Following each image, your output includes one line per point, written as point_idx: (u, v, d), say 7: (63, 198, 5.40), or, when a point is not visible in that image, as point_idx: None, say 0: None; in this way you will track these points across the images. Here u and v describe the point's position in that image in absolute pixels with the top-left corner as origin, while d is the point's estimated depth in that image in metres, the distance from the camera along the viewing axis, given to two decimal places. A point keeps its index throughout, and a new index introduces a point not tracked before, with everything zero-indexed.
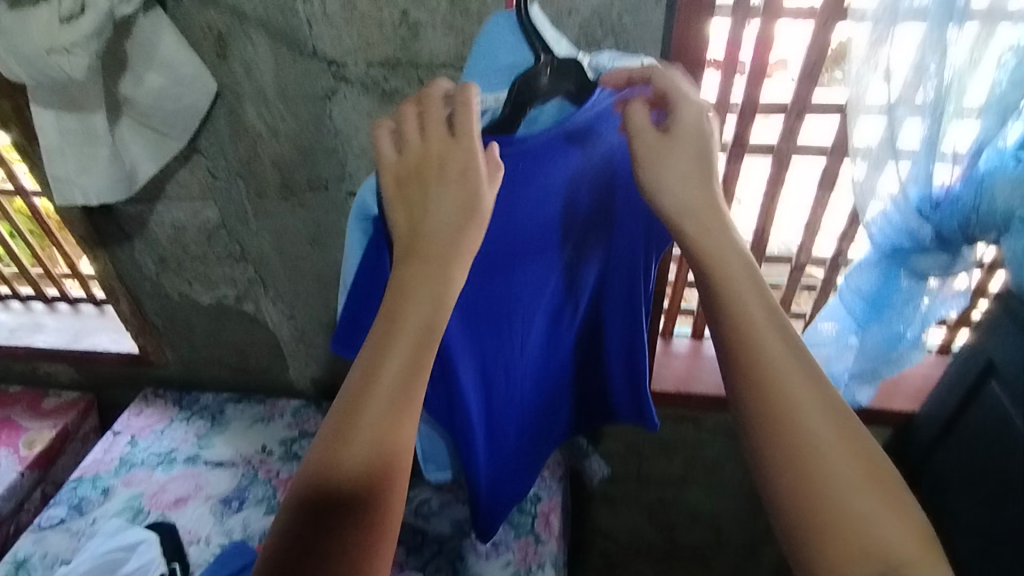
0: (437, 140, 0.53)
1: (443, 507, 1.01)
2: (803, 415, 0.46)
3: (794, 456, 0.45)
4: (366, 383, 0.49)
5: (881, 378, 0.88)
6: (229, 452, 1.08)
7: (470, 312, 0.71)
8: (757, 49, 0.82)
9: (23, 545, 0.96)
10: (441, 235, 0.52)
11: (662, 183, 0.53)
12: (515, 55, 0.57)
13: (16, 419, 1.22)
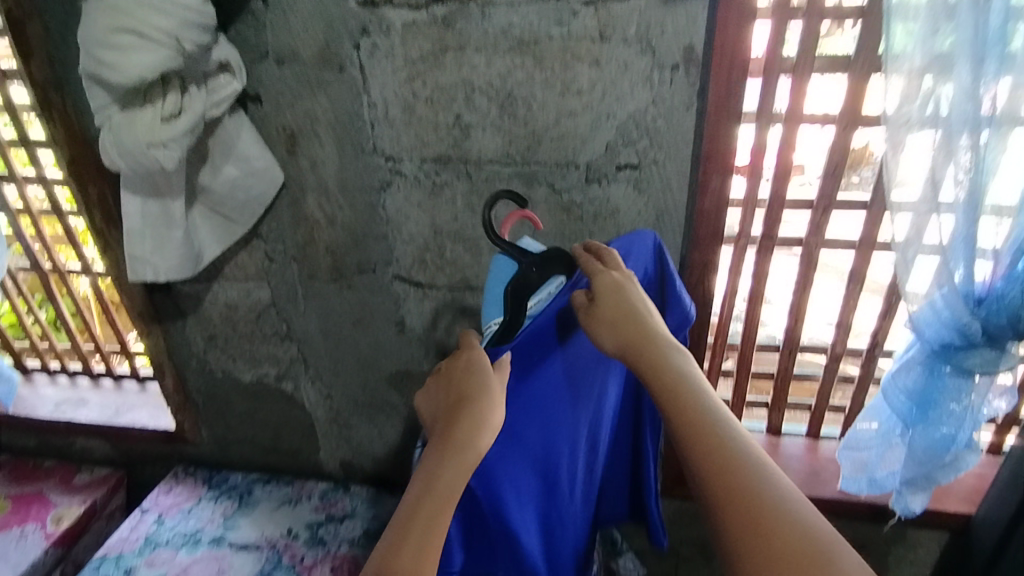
0: (454, 358, 0.66)
1: None
2: (742, 499, 0.50)
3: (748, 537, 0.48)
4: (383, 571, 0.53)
5: (936, 485, 0.84)
6: (255, 534, 1.06)
7: (513, 467, 0.68)
8: (779, 155, 0.88)
9: None
10: (461, 405, 0.61)
11: (595, 331, 0.60)
12: (510, 269, 0.67)
13: (47, 494, 1.22)
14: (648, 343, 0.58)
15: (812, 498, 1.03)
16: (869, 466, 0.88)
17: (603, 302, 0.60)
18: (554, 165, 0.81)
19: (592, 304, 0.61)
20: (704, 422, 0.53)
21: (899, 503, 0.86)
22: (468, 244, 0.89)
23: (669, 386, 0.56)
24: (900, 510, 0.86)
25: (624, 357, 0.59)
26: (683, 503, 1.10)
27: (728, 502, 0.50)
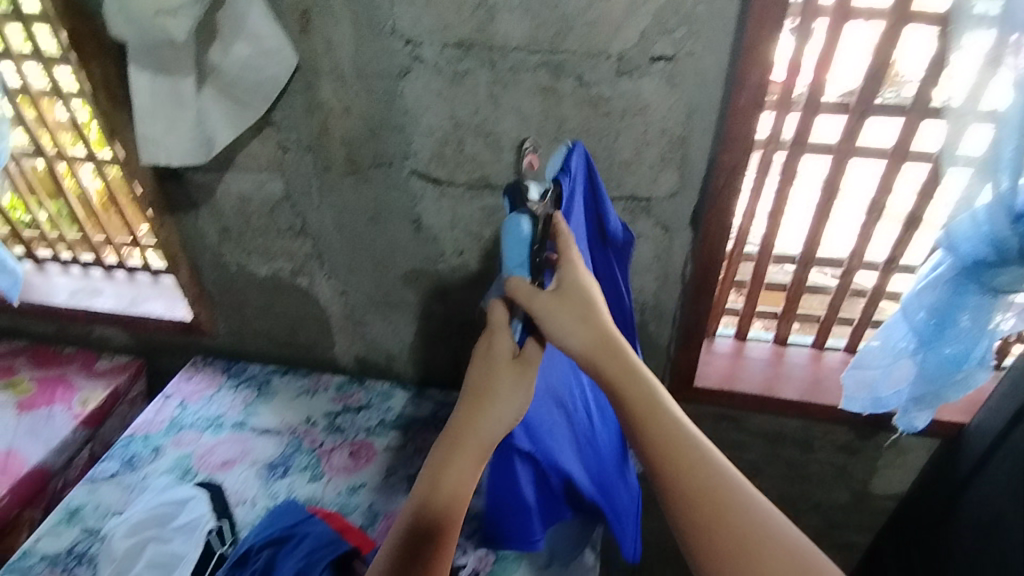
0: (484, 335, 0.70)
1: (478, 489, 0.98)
2: (716, 505, 0.57)
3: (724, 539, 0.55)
4: (423, 506, 0.65)
5: (940, 403, 0.86)
6: (275, 420, 1.11)
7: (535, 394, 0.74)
8: (819, 63, 0.85)
9: (76, 495, 0.97)
10: (487, 370, 0.68)
11: (562, 331, 0.63)
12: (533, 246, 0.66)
13: (70, 378, 1.26)
14: (609, 346, 0.63)
15: (812, 403, 1.06)
16: (875, 385, 0.90)
17: (574, 321, 0.63)
18: (583, 54, 0.77)
19: (548, 314, 0.63)
20: (674, 438, 0.59)
21: (902, 419, 0.89)
22: (489, 139, 0.86)
23: (646, 408, 0.61)
24: (902, 425, 0.89)
25: (588, 360, 0.63)
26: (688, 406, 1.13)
27: (705, 509, 0.57)
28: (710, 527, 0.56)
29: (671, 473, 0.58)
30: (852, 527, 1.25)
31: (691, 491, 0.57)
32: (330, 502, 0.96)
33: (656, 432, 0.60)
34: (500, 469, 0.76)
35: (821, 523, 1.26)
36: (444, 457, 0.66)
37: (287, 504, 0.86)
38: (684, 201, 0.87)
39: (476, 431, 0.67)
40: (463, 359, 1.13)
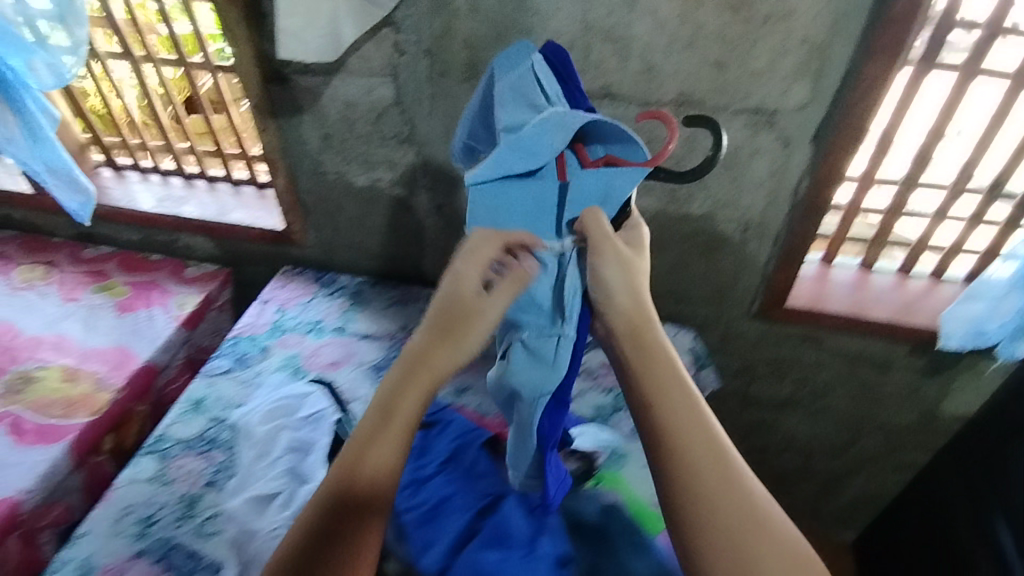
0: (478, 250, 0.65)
1: (580, 394, 1.03)
2: (716, 476, 0.57)
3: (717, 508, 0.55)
4: (348, 475, 0.59)
5: None
6: (373, 327, 1.15)
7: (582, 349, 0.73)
8: None
9: (196, 388, 1.02)
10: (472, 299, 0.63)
11: (608, 277, 0.66)
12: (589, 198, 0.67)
13: (163, 284, 1.29)
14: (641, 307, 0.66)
15: (902, 325, 1.09)
16: (978, 319, 0.92)
17: (620, 292, 0.66)
18: None
19: (605, 266, 0.65)
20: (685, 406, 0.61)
21: (1005, 348, 0.92)
22: (619, 45, 0.85)
23: (668, 384, 0.62)
24: (1004, 353, 0.93)
25: (623, 312, 0.66)
26: (774, 326, 1.15)
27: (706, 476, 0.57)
28: (705, 484, 0.56)
29: (681, 447, 0.58)
30: (912, 446, 1.32)
31: (698, 470, 0.57)
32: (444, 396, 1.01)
33: (673, 405, 0.60)
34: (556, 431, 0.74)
35: (881, 441, 1.32)
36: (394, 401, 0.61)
37: None
38: (811, 114, 0.87)
39: (431, 365, 0.63)
40: None
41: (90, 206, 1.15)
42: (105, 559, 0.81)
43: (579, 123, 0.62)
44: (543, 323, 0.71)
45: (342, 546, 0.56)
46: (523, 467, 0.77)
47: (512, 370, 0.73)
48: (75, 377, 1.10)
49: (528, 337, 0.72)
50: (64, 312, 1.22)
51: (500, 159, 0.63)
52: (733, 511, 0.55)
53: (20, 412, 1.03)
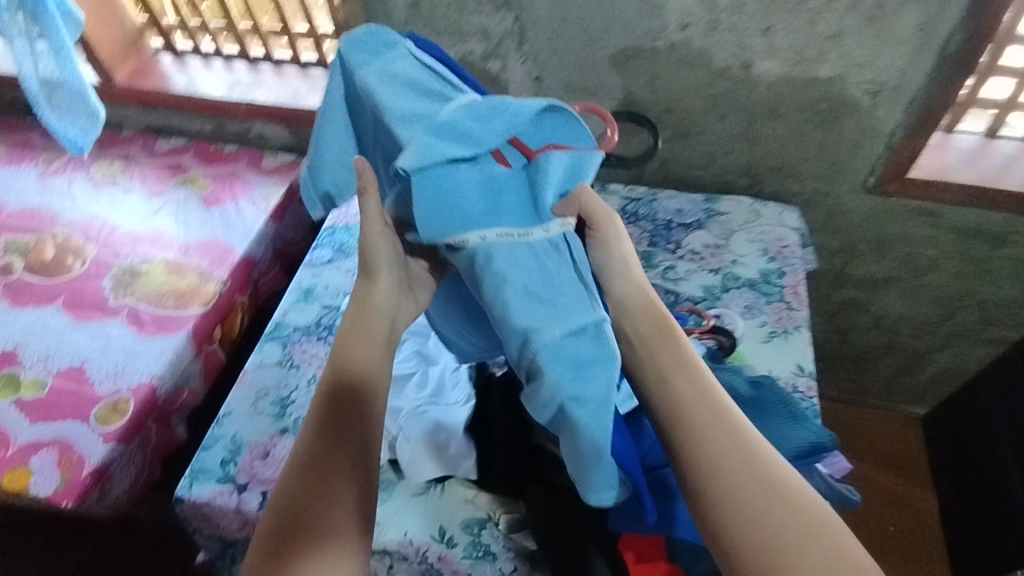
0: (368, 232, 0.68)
1: (689, 276, 1.02)
2: (727, 440, 0.55)
3: (723, 473, 0.54)
4: (342, 370, 0.62)
5: None
6: None
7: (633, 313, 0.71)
8: None
9: (304, 277, 1.03)
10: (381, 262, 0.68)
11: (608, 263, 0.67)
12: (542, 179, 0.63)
13: (244, 176, 1.28)
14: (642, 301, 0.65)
15: None
16: None
17: (627, 273, 0.66)
18: None
19: (613, 247, 0.67)
20: (688, 374, 0.59)
21: None
22: None
23: (691, 390, 0.58)
24: None
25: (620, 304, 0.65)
26: (886, 202, 1.10)
27: (715, 438, 0.55)
28: (713, 448, 0.55)
29: (710, 447, 0.55)
30: (1008, 324, 1.29)
31: (729, 470, 0.54)
32: None
33: (696, 410, 0.57)
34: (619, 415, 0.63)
35: (976, 319, 1.30)
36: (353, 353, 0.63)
37: None
38: None
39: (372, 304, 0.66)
40: (653, 152, 1.13)
41: (89, 138, 1.13)
42: (254, 435, 0.86)
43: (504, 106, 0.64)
44: (575, 316, 0.59)
45: (354, 430, 0.58)
46: (609, 473, 0.59)
47: (557, 381, 0.57)
48: (180, 270, 1.11)
49: (558, 333, 0.58)
50: (153, 208, 1.22)
51: (428, 145, 0.61)
52: (772, 505, 0.52)
53: (135, 305, 1.06)
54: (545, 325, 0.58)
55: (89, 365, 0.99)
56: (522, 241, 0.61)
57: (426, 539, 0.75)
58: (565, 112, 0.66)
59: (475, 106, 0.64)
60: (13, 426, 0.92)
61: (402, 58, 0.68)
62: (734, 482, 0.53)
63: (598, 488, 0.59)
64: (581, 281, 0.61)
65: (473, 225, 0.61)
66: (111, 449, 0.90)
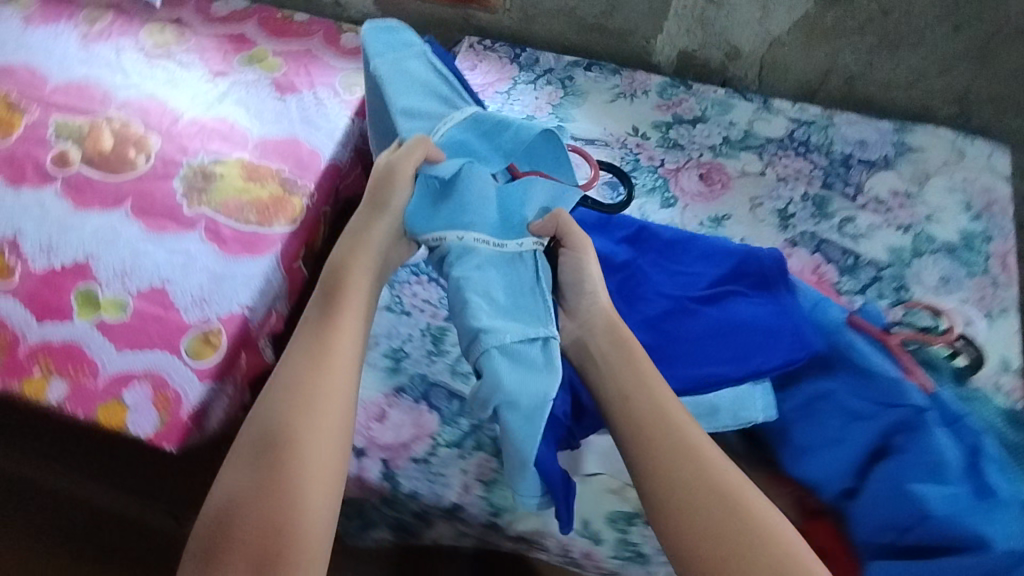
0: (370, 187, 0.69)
1: (872, 233, 0.85)
2: (672, 441, 0.53)
3: (675, 477, 0.52)
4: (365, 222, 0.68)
5: None
6: (597, 130, 0.93)
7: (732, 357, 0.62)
8: None
9: None
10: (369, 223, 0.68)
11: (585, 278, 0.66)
12: (519, 196, 0.69)
13: (320, 56, 1.07)
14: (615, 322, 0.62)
15: None
16: None
17: (591, 290, 0.65)
18: None
19: (584, 265, 0.67)
20: (646, 375, 0.58)
21: None
22: None
23: (651, 413, 0.55)
24: None
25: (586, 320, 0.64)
26: None
27: (660, 438, 0.54)
28: (659, 449, 0.53)
29: (655, 461, 0.53)
30: None
31: (675, 480, 0.51)
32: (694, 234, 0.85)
33: (642, 427, 0.55)
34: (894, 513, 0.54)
35: None
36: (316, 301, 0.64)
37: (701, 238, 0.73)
38: None
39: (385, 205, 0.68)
40: (838, 66, 0.90)
41: None
42: (367, 393, 0.77)
43: (496, 121, 0.73)
44: (530, 327, 0.64)
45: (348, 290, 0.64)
46: (535, 483, 0.63)
47: (500, 380, 0.62)
48: (259, 177, 0.96)
49: (514, 339, 0.63)
50: (218, 92, 1.03)
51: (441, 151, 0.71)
52: (720, 522, 0.49)
53: (213, 216, 0.93)
54: (501, 329, 0.63)
55: (172, 287, 0.88)
56: (495, 249, 0.68)
57: (570, 533, 0.70)
58: (555, 138, 0.73)
59: (474, 123, 0.73)
60: (99, 352, 0.84)
61: (415, 69, 0.78)
62: (674, 485, 0.51)
63: (524, 492, 0.64)
64: (540, 294, 0.66)
65: (455, 227, 0.67)
66: (209, 387, 0.82)
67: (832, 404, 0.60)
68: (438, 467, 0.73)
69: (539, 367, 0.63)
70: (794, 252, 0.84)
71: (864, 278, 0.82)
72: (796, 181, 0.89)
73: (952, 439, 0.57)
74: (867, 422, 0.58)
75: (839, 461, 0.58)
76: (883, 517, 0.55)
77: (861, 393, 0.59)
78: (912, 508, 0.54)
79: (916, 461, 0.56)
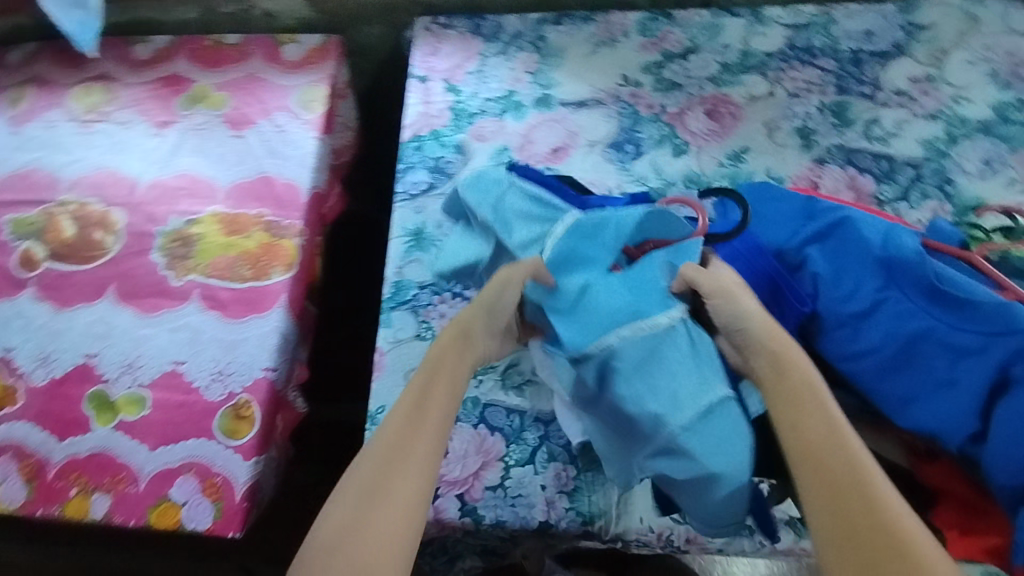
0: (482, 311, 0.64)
1: (901, 129, 0.79)
2: (843, 479, 0.45)
3: (838, 513, 0.44)
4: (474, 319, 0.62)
5: None
6: (585, 88, 0.85)
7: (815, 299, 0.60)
8: None
9: (406, 216, 0.82)
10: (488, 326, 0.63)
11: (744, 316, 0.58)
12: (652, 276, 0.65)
13: (265, 77, 0.98)
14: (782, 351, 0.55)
15: None
16: None
17: (753, 325, 0.57)
18: None
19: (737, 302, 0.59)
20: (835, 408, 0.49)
21: None
22: None
23: (828, 447, 0.48)
24: None
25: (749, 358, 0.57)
26: None
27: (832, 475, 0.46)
28: (832, 482, 0.46)
29: (806, 473, 0.47)
30: None
31: (842, 522, 0.44)
32: (716, 178, 0.79)
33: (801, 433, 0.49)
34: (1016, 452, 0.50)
35: None
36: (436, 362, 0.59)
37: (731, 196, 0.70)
38: None
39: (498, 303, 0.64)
40: None
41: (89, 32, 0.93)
42: None
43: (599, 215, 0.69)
44: (702, 397, 0.59)
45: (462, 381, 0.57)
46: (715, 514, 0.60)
47: (700, 458, 0.58)
48: (240, 227, 0.89)
49: (689, 412, 0.59)
50: (169, 145, 0.94)
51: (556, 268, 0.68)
52: (864, 558, 0.42)
53: (205, 281, 0.86)
54: (678, 408, 0.59)
55: (185, 367, 0.82)
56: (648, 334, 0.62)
57: (667, 522, 0.67)
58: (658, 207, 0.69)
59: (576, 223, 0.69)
60: (131, 455, 0.79)
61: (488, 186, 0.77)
62: (834, 520, 0.44)
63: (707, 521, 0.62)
64: (704, 360, 0.61)
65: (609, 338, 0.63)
66: (255, 464, 0.78)
67: (934, 343, 0.55)
68: (515, 490, 0.69)
69: (735, 430, 0.59)
70: (825, 171, 0.78)
71: (903, 182, 0.76)
72: (808, 93, 0.82)
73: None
74: (979, 357, 0.53)
75: (958, 405, 0.53)
76: (1021, 456, 0.50)
77: (964, 325, 0.54)
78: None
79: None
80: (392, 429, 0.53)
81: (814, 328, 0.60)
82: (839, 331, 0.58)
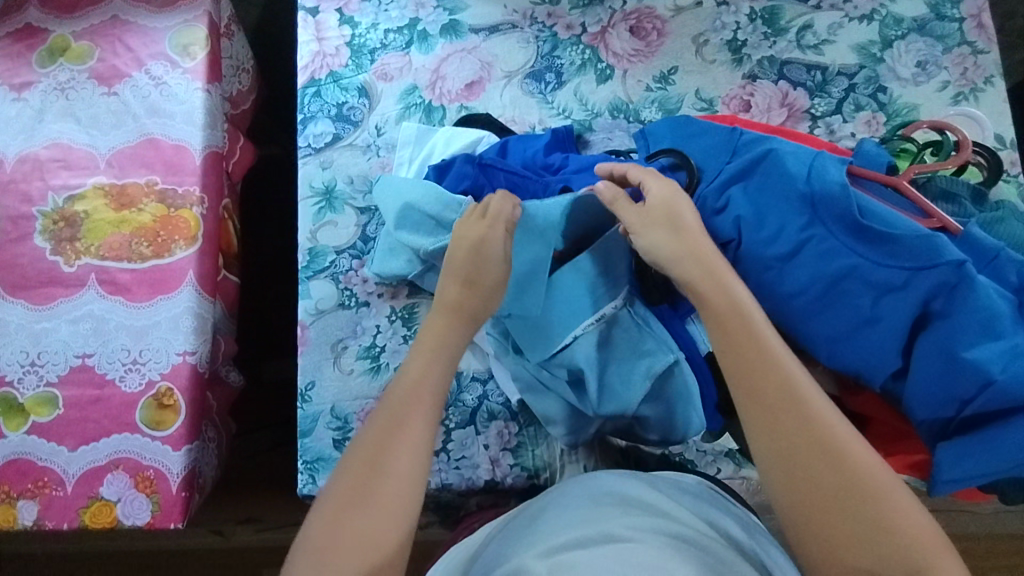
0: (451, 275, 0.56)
1: (835, 35, 0.74)
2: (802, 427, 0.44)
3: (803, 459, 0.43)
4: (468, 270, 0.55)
5: None
6: (496, 10, 0.77)
7: (750, 237, 0.57)
8: None
9: (311, 173, 0.74)
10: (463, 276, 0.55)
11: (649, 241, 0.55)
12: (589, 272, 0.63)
13: (132, 19, 0.85)
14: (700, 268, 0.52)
15: None
16: None
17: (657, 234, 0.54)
18: None
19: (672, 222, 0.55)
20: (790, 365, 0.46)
21: None
22: None
23: (784, 397, 0.45)
24: None
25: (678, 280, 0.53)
26: None
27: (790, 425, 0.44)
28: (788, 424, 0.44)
29: (756, 414, 0.46)
30: None
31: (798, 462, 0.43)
32: (644, 105, 0.74)
33: (778, 418, 0.45)
34: (938, 382, 0.51)
35: None
36: (442, 336, 0.53)
37: (656, 131, 0.65)
38: None
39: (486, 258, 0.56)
40: None
41: None
42: (357, 404, 0.69)
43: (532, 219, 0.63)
44: (651, 364, 0.61)
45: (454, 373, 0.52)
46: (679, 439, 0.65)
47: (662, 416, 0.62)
48: (130, 200, 0.80)
49: (644, 386, 0.61)
50: (33, 110, 0.82)
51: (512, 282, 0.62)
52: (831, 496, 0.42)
53: (101, 264, 0.78)
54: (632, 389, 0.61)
55: (94, 359, 0.76)
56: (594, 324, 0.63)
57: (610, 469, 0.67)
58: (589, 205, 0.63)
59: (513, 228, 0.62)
60: (51, 459, 0.74)
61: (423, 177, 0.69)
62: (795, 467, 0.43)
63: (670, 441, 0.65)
64: (646, 335, 0.63)
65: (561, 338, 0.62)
66: (187, 453, 0.74)
67: (857, 281, 0.53)
68: (458, 452, 0.68)
69: (690, 392, 0.62)
70: (756, 88, 0.73)
71: (836, 95, 0.72)
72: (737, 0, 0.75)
73: (993, 284, 0.51)
74: (901, 294, 0.52)
75: (881, 342, 0.53)
76: (942, 390, 0.51)
77: (888, 261, 0.53)
78: (972, 377, 0.50)
79: (957, 324, 0.51)
80: (393, 401, 0.49)
81: (739, 273, 0.58)
82: (765, 275, 0.56)
